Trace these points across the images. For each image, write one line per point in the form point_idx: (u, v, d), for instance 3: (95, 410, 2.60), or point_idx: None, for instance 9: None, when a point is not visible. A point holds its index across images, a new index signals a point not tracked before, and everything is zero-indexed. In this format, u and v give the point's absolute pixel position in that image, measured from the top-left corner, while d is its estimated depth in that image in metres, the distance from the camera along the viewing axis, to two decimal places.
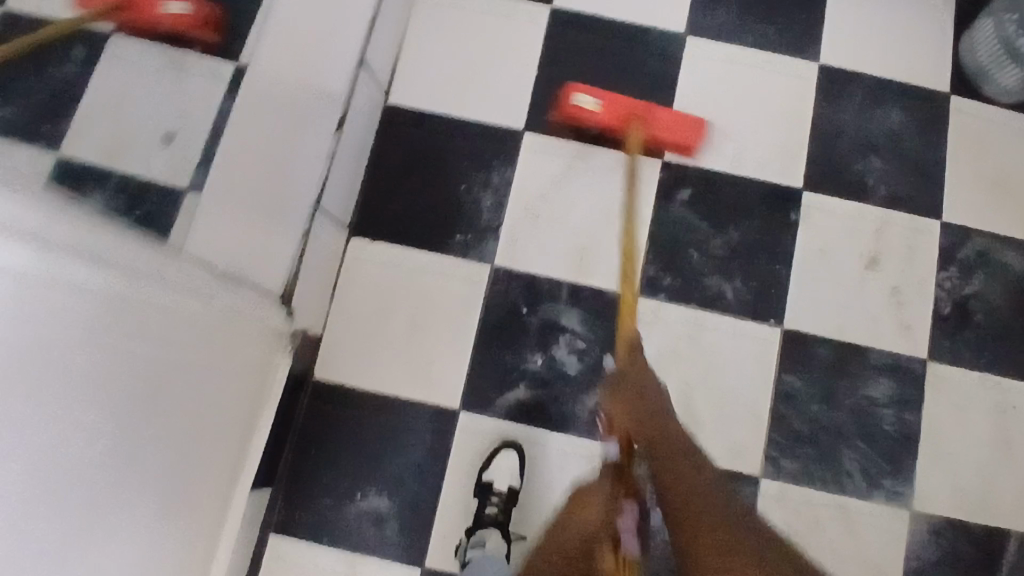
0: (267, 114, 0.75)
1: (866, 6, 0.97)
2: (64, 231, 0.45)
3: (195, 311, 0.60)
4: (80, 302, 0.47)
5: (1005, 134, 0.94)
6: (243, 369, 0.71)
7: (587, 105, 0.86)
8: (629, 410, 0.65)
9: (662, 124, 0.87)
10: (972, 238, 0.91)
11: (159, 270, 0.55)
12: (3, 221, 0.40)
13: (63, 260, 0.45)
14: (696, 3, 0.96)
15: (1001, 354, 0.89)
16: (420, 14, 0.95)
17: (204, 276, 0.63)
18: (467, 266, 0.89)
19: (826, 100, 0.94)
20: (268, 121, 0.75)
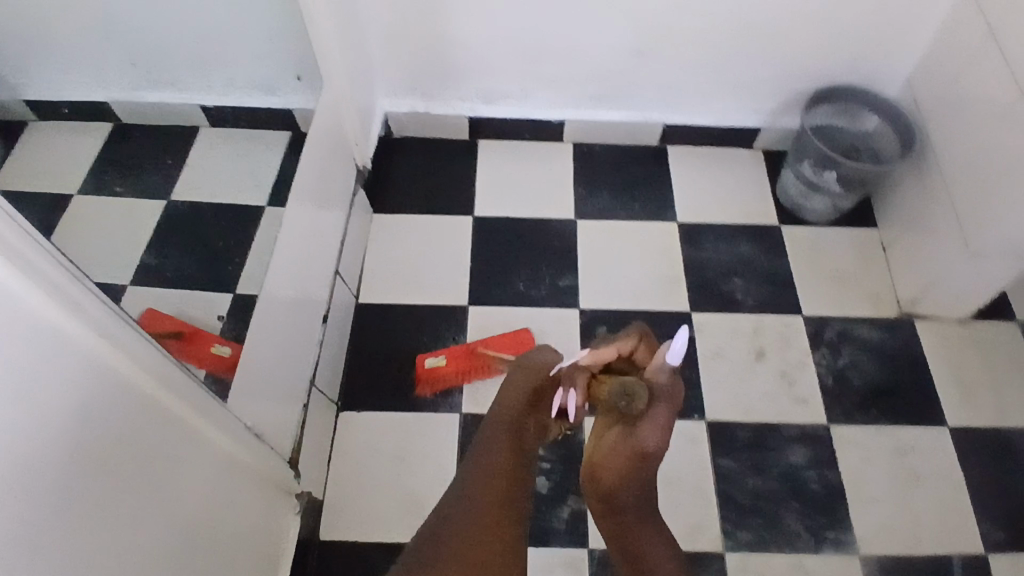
0: (286, 308, 0.93)
1: (702, 175, 1.31)
2: (159, 363, 0.57)
3: (215, 444, 0.69)
4: (134, 413, 0.55)
5: (828, 245, 1.24)
6: (263, 521, 0.83)
7: (435, 363, 1.08)
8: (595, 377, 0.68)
9: (497, 343, 1.09)
10: (830, 323, 1.16)
11: (202, 404, 0.65)
12: (92, 316, 0.49)
13: (129, 372, 0.54)
14: (579, 195, 1.28)
15: (883, 407, 1.09)
16: (373, 235, 1.23)
17: (229, 416, 0.73)
18: (439, 418, 1.06)
19: (691, 244, 1.23)
20: (285, 315, 0.93)
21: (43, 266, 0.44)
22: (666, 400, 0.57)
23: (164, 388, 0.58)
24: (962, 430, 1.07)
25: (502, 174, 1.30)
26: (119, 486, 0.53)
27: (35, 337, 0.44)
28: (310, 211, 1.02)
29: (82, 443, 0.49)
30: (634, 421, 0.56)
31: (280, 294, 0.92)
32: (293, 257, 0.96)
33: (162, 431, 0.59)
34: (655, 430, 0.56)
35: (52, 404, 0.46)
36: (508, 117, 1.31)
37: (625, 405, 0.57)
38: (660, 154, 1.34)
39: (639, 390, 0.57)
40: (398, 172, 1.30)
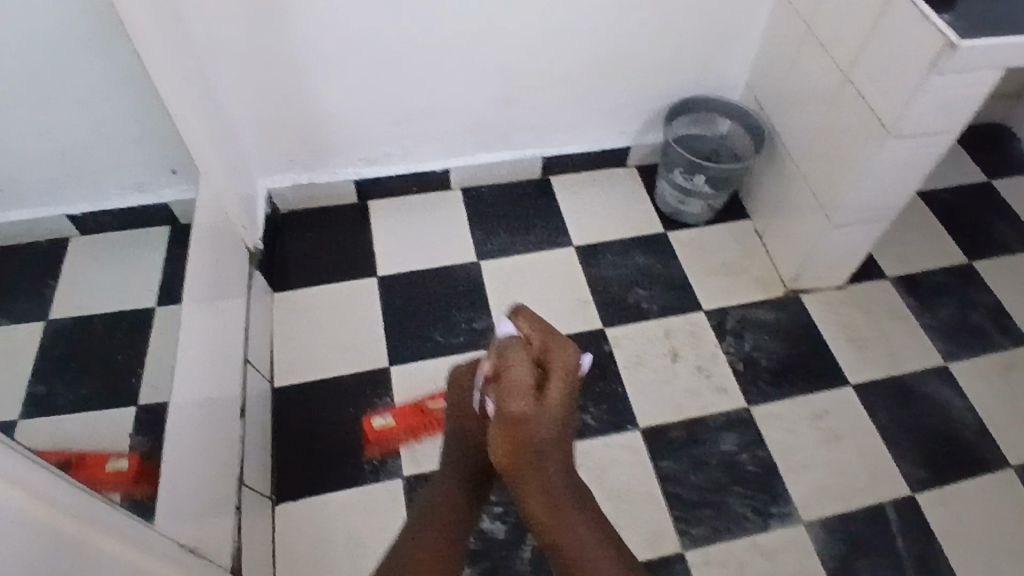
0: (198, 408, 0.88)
1: (588, 199, 1.38)
2: (57, 492, 0.51)
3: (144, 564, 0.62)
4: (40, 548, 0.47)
5: (713, 242, 1.33)
6: None
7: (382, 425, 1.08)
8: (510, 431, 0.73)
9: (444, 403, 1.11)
10: (730, 313, 1.24)
11: (112, 525, 0.58)
12: None
13: (20, 502, 0.46)
14: (477, 238, 1.31)
15: (793, 380, 1.17)
16: (278, 316, 1.19)
17: (150, 533, 0.66)
18: (382, 486, 1.04)
19: (591, 264, 1.28)
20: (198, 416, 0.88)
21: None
22: (524, 386, 0.71)
23: (64, 514, 0.51)
24: (864, 385, 1.17)
25: (397, 230, 1.31)
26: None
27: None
28: (207, 303, 0.98)
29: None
30: (526, 415, 0.71)
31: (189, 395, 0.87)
32: (196, 353, 0.92)
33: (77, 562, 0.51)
34: (557, 398, 0.72)
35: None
36: (394, 175, 1.32)
37: (522, 391, 0.71)
38: (545, 185, 1.39)
39: (542, 367, 0.74)
40: (291, 248, 1.28)
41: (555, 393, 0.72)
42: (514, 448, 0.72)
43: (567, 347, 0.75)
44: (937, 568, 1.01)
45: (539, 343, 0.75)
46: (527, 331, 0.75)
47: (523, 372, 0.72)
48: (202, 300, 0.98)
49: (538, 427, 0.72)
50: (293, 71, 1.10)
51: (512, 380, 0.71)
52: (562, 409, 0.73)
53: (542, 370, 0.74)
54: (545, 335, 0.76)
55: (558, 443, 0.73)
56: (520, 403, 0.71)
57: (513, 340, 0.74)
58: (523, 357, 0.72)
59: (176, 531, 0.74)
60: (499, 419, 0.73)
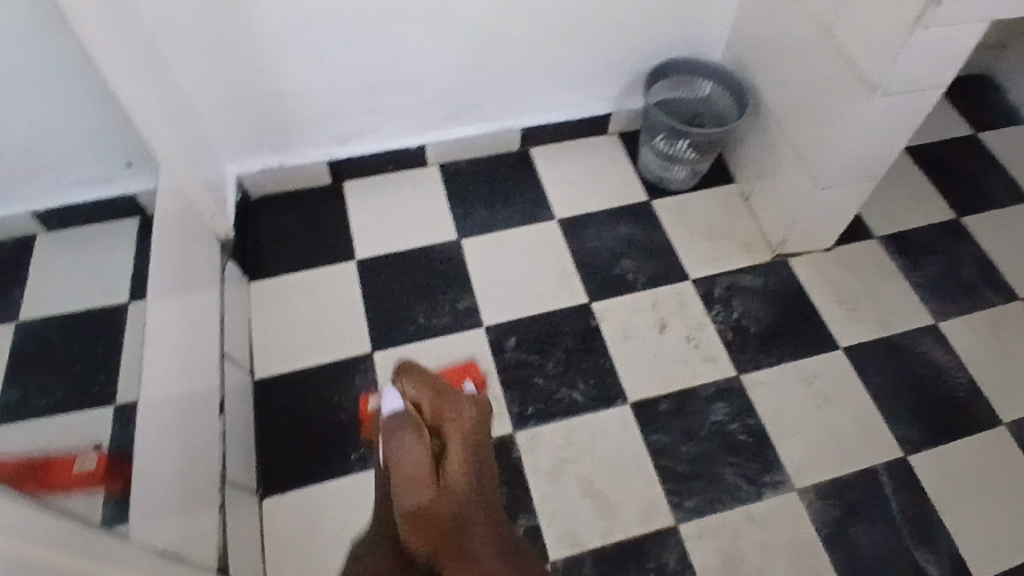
0: (173, 407, 0.86)
1: (569, 169, 1.34)
2: (12, 517, 0.48)
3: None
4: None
5: (698, 208, 1.30)
6: None
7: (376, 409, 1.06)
8: (417, 518, 0.64)
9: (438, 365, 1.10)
10: (717, 280, 1.22)
11: (81, 545, 0.55)
12: None
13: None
14: (456, 215, 1.27)
15: (782, 345, 1.16)
16: (255, 304, 1.16)
17: (125, 544, 0.64)
18: (370, 474, 1.02)
19: (574, 237, 1.25)
20: (173, 416, 0.85)
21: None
22: (424, 468, 0.66)
23: (27, 542, 0.48)
24: (854, 347, 1.16)
25: (374, 211, 1.27)
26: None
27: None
28: (177, 299, 0.94)
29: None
30: (431, 504, 0.65)
31: (163, 394, 0.85)
32: (168, 350, 0.89)
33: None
34: (457, 472, 0.67)
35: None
36: (367, 153, 1.28)
37: (421, 473, 0.66)
38: (524, 158, 1.35)
39: (439, 437, 0.69)
40: (265, 234, 1.24)
41: (456, 468, 0.67)
42: (431, 531, 0.64)
43: (462, 404, 0.71)
44: (931, 527, 1.01)
45: (433, 417, 0.70)
46: (414, 397, 0.70)
47: (416, 450, 0.66)
48: (172, 294, 0.94)
49: (448, 503, 0.65)
50: (251, 51, 1.05)
51: (410, 466, 0.66)
52: (471, 482, 0.67)
53: (438, 441, 0.69)
54: (432, 401, 0.70)
55: (475, 496, 0.67)
56: (422, 490, 0.65)
57: (401, 417, 0.69)
58: (414, 436, 0.67)
59: (155, 536, 0.72)
60: (411, 515, 0.65)
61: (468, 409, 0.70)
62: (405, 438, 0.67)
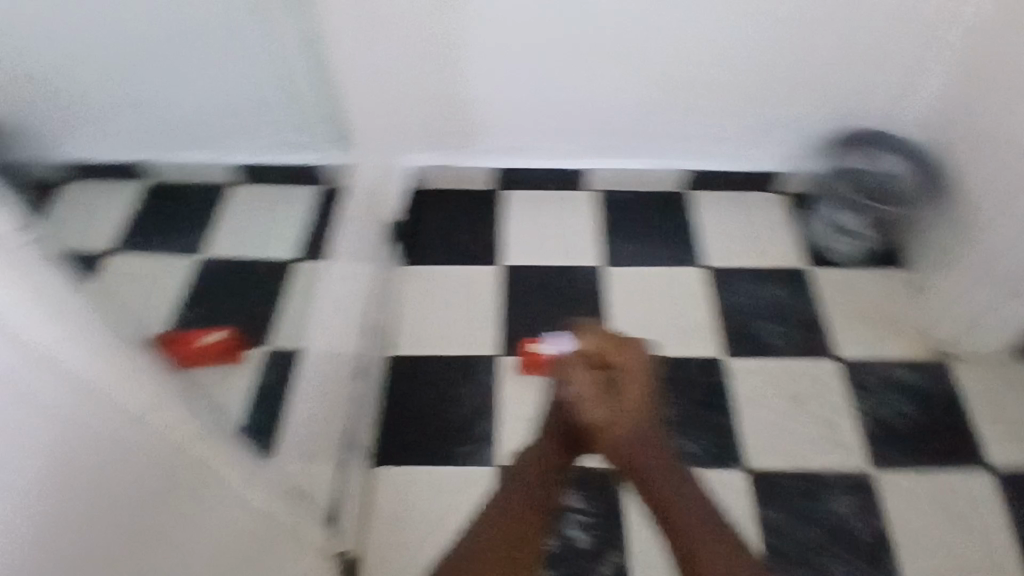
0: (323, 363, 0.94)
1: (727, 221, 1.31)
2: (199, 429, 0.53)
3: (244, 499, 0.64)
4: (165, 473, 0.49)
5: (860, 288, 1.23)
6: None
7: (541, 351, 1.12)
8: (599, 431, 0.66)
9: None
10: (866, 366, 1.14)
11: (236, 457, 0.62)
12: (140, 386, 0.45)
13: (163, 426, 0.48)
14: (605, 243, 1.29)
15: (929, 453, 1.06)
16: (402, 287, 1.24)
17: (266, 474, 0.70)
18: (474, 471, 1.05)
19: (720, 289, 1.23)
20: (321, 371, 0.93)
21: (70, 309, 0.39)
22: (595, 397, 0.66)
23: (196, 440, 0.53)
24: (1015, 475, 1.04)
25: (528, 223, 1.32)
26: (144, 552, 0.47)
27: (64, 386, 0.38)
28: (345, 268, 1.03)
29: (107, 510, 0.43)
30: (602, 425, 0.66)
31: (316, 350, 0.93)
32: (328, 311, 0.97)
33: (191, 488, 0.54)
34: (633, 393, 0.66)
35: (75, 462, 0.40)
36: (534, 168, 1.33)
37: (592, 401, 0.66)
38: (683, 201, 1.34)
39: (616, 370, 0.67)
40: (424, 225, 1.32)
41: (632, 400, 0.66)
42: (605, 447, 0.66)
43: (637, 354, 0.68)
44: None
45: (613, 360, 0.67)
46: (593, 345, 0.68)
47: (584, 379, 0.66)
48: (341, 261, 1.03)
49: (620, 433, 0.65)
50: None
51: (579, 394, 0.66)
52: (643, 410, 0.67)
53: (616, 371, 0.67)
54: (612, 347, 0.68)
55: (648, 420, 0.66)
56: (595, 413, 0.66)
57: (576, 358, 0.68)
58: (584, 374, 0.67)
59: (287, 474, 0.78)
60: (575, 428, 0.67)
61: (644, 351, 0.68)
62: (576, 366, 0.67)
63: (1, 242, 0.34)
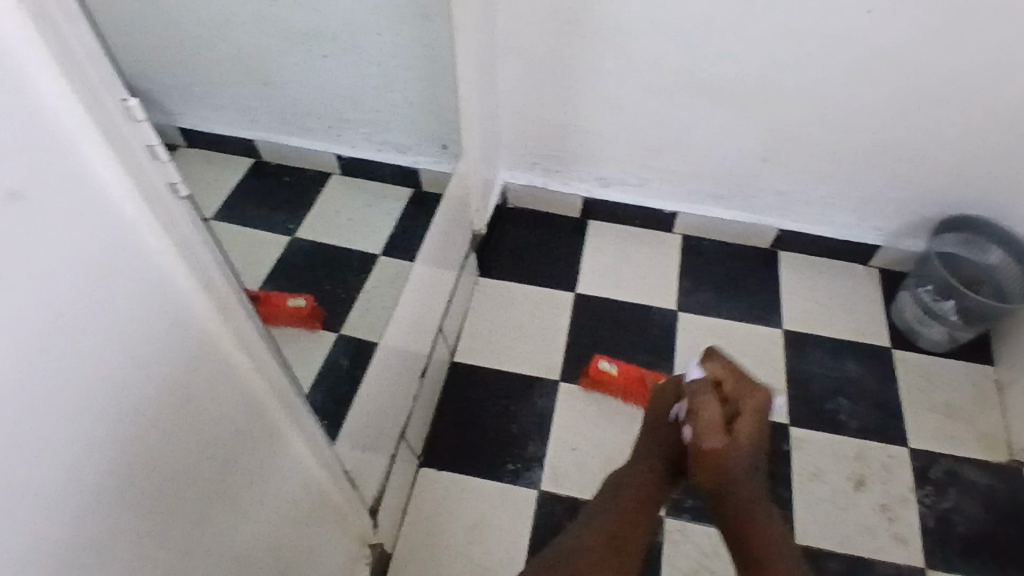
0: (394, 358, 0.96)
1: (811, 286, 1.28)
2: (281, 388, 0.57)
3: (303, 468, 0.67)
4: (238, 421, 0.53)
5: (944, 377, 1.18)
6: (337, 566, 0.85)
7: (608, 367, 1.14)
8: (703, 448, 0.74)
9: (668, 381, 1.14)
10: (939, 460, 1.09)
11: (305, 429, 0.65)
12: (238, 341, 0.49)
13: (245, 377, 0.52)
14: (683, 288, 1.28)
15: (992, 564, 1.00)
16: (477, 298, 1.26)
17: (330, 453, 0.73)
18: (517, 490, 1.06)
19: (793, 354, 1.20)
20: (392, 366, 0.96)
21: (203, 259, 0.43)
22: (718, 423, 0.75)
23: (274, 401, 0.57)
24: None
25: (608, 255, 1.32)
26: (210, 494, 0.52)
27: (176, 322, 0.42)
28: (428, 270, 1.06)
29: (187, 443, 0.47)
30: (720, 449, 0.74)
31: (390, 344, 0.96)
32: (407, 309, 1.00)
33: (259, 445, 0.57)
34: (746, 426, 0.76)
35: (170, 401, 0.44)
36: (622, 202, 1.33)
37: (716, 424, 0.75)
38: (768, 259, 1.32)
39: (730, 405, 0.79)
40: (507, 241, 1.34)
41: (745, 429, 0.76)
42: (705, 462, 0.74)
43: (757, 390, 0.79)
44: None
45: (732, 392, 0.80)
46: (718, 374, 0.80)
47: (711, 406, 0.77)
48: (426, 262, 1.06)
49: (739, 458, 0.73)
50: (569, 83, 1.16)
51: (706, 415, 0.76)
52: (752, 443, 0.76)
53: (733, 403, 0.79)
54: (734, 382, 0.80)
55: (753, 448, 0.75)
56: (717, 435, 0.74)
57: (700, 381, 0.79)
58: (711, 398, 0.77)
59: (346, 458, 0.81)
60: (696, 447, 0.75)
61: (764, 393, 0.79)
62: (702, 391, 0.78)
63: (155, 193, 0.38)
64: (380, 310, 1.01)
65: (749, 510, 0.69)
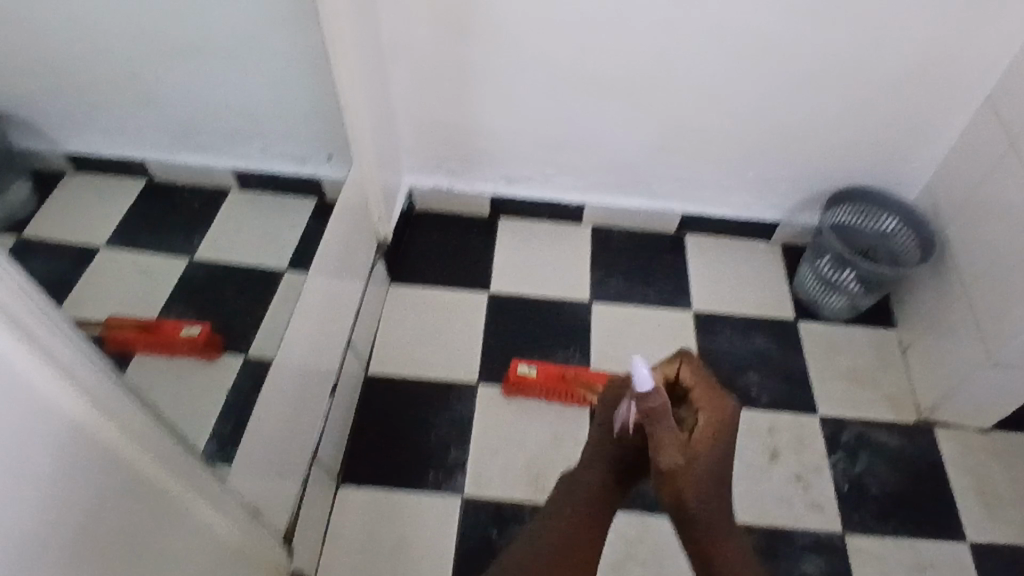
0: (295, 379, 0.93)
1: (717, 266, 1.31)
2: (147, 435, 0.55)
3: (193, 513, 0.64)
4: (112, 483, 0.51)
5: (848, 344, 1.22)
6: None
7: (527, 371, 1.12)
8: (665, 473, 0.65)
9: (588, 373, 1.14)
10: (847, 425, 1.13)
11: (188, 474, 0.62)
12: (85, 390, 0.47)
13: (107, 433, 0.50)
14: (595, 279, 1.28)
15: (900, 519, 1.04)
16: (389, 306, 1.23)
17: (219, 487, 0.70)
18: (440, 499, 1.04)
19: (704, 335, 1.22)
20: (294, 387, 0.92)
21: (26, 321, 0.42)
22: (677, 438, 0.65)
23: (146, 450, 0.54)
24: (985, 549, 1.02)
25: (519, 252, 1.31)
26: (82, 555, 0.49)
27: (1, 383, 0.40)
28: (328, 284, 1.03)
29: (47, 513, 0.45)
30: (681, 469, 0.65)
31: (289, 365, 0.92)
32: (306, 326, 0.96)
33: (142, 504, 0.55)
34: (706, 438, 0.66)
35: (13, 464, 0.41)
36: (529, 198, 1.33)
37: (671, 442, 0.64)
38: (676, 243, 1.34)
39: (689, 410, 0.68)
40: (416, 246, 1.32)
41: (704, 440, 0.66)
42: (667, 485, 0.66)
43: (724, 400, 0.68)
44: None
45: (696, 398, 0.68)
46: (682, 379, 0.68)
47: (667, 429, 0.64)
48: (325, 275, 1.02)
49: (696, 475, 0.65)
50: (463, 85, 1.14)
51: (664, 437, 0.64)
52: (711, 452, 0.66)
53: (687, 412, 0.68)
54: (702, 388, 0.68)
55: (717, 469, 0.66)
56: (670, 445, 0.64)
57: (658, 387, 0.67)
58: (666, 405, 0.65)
59: (244, 492, 0.77)
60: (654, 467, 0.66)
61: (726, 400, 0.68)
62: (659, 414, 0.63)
63: None
64: (278, 330, 0.97)
65: (701, 524, 0.66)
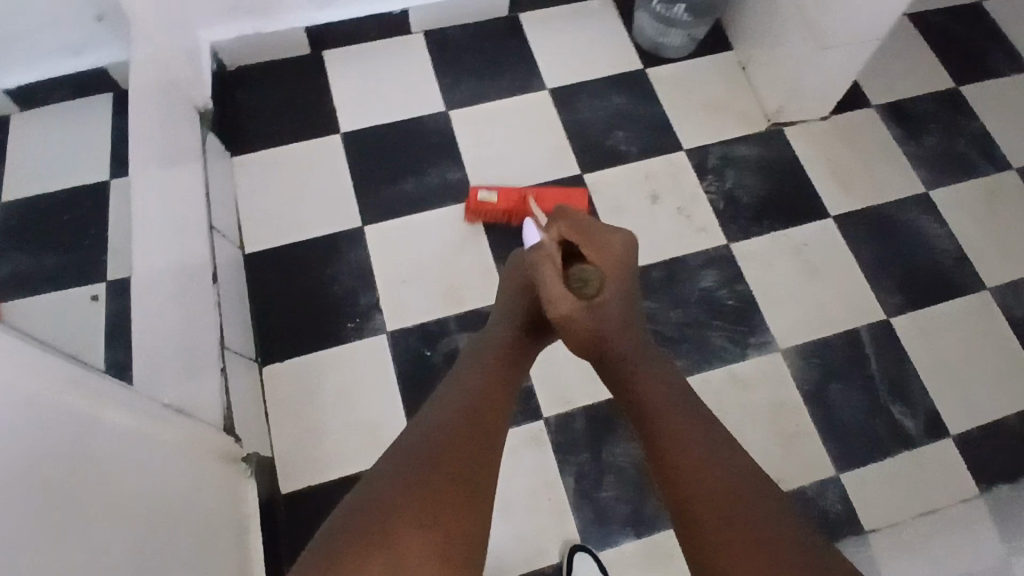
0: (167, 277, 0.86)
1: (558, 37, 1.28)
2: (37, 362, 0.50)
3: (127, 426, 0.61)
4: (23, 408, 0.47)
5: (694, 76, 1.26)
6: (217, 490, 0.81)
7: (488, 197, 1.08)
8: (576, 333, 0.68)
9: (552, 194, 1.10)
10: (710, 150, 1.20)
11: (95, 389, 0.58)
12: None
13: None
14: (444, 85, 1.22)
15: (772, 215, 1.15)
16: (241, 179, 1.14)
17: (138, 396, 0.66)
18: (366, 343, 1.04)
19: (565, 108, 1.21)
20: (172, 284, 0.86)
21: None
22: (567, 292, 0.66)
23: (41, 377, 0.50)
24: (842, 217, 1.16)
25: (357, 82, 1.22)
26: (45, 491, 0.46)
27: None
28: (163, 172, 0.92)
29: None
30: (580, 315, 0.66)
31: (152, 264, 0.84)
32: (155, 221, 0.88)
33: (69, 427, 0.52)
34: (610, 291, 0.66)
35: None
36: (347, 19, 1.21)
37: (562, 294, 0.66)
38: (512, 24, 1.28)
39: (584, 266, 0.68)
40: (245, 107, 1.19)
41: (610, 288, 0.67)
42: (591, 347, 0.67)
43: (611, 237, 0.69)
44: (906, 387, 1.06)
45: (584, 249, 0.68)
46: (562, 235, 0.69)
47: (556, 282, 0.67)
48: (155, 163, 0.92)
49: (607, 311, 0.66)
50: None
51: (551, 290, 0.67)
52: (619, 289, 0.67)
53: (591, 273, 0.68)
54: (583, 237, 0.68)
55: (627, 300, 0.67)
56: (565, 306, 0.66)
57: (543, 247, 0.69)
58: (553, 269, 0.67)
59: (164, 397, 0.74)
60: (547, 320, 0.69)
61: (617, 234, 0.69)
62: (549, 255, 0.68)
63: None
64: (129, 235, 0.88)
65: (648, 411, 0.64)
